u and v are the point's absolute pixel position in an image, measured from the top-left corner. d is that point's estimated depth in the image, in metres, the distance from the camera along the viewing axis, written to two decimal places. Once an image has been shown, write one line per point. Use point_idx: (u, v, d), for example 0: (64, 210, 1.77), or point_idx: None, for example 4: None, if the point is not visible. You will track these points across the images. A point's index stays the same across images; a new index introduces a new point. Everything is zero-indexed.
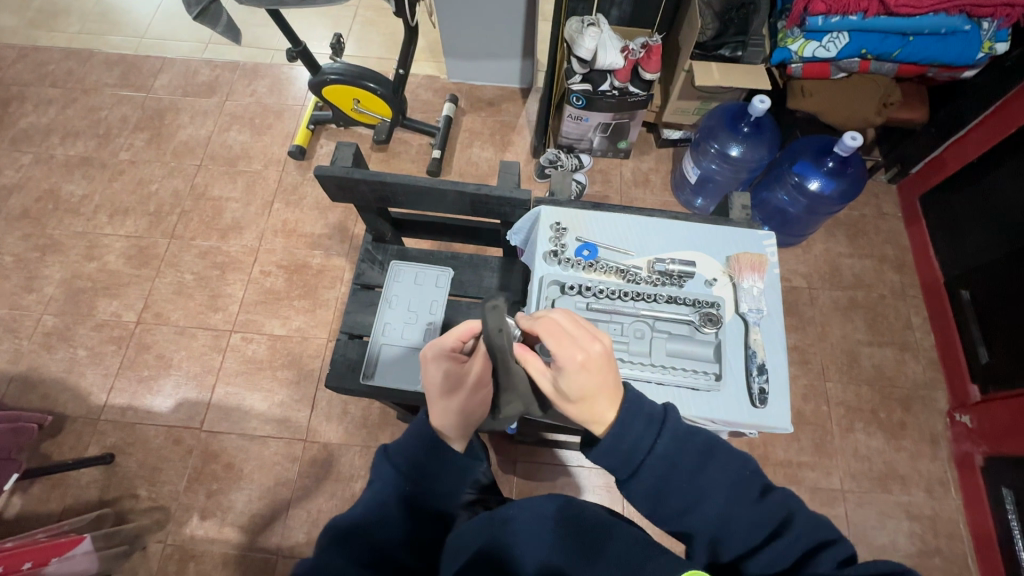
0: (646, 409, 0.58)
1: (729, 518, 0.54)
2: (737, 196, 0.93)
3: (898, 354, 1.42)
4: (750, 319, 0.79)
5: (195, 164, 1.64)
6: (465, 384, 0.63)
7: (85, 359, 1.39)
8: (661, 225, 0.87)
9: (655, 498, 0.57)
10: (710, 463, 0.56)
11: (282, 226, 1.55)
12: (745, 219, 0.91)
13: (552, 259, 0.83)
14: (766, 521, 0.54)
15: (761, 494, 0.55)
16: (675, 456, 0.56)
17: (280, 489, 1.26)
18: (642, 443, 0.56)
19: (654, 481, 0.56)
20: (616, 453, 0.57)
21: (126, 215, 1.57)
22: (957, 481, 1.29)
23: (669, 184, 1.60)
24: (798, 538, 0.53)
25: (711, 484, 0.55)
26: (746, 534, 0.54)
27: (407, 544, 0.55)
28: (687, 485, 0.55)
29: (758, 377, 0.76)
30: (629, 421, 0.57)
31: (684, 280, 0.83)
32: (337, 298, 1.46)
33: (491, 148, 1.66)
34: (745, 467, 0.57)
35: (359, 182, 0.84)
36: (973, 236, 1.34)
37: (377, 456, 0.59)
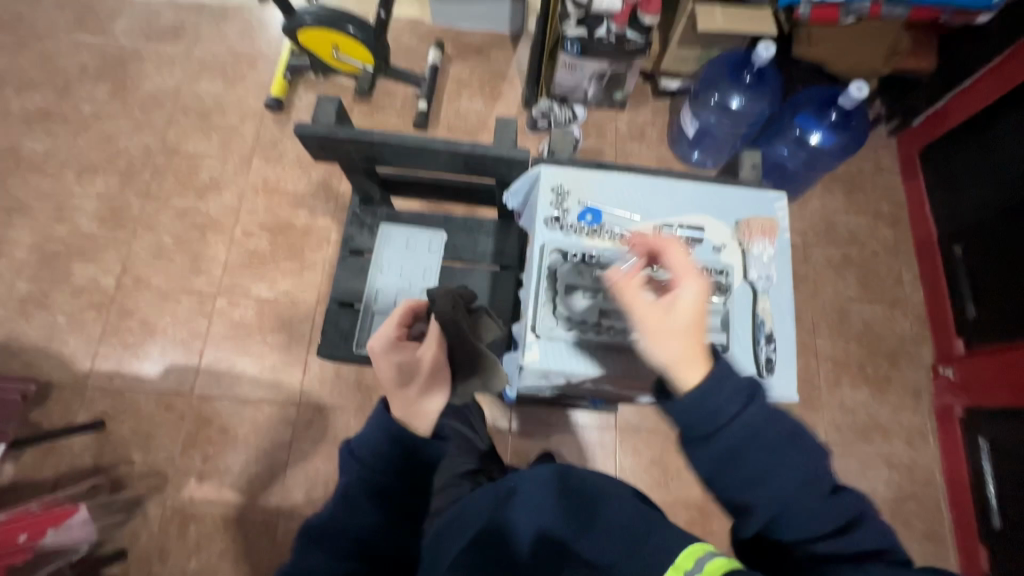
0: (740, 380, 0.59)
1: (789, 501, 0.56)
2: (747, 154, 0.89)
3: (887, 311, 1.44)
4: (759, 286, 0.81)
5: (165, 118, 1.54)
6: (420, 370, 0.66)
7: (66, 326, 1.35)
8: (669, 187, 0.85)
9: (720, 464, 0.58)
10: (792, 448, 0.57)
11: (263, 184, 1.47)
12: (754, 179, 0.89)
13: (554, 226, 0.81)
14: (827, 512, 0.56)
15: (831, 489, 0.58)
16: (756, 428, 0.57)
17: (276, 451, 1.26)
18: (728, 410, 0.57)
19: (728, 448, 0.57)
20: (699, 414, 0.58)
21: (95, 174, 1.48)
22: (936, 431, 1.33)
23: (665, 137, 1.55)
24: (857, 540, 0.55)
25: (789, 466, 0.56)
26: (805, 521, 0.56)
27: (382, 531, 0.59)
28: (765, 460, 0.57)
29: (766, 345, 0.79)
30: (720, 385, 0.58)
31: (693, 247, 0.83)
32: (325, 260, 1.41)
33: (481, 99, 1.57)
34: (825, 459, 0.58)
35: (345, 142, 0.79)
36: (971, 191, 1.33)
37: (342, 451, 0.62)
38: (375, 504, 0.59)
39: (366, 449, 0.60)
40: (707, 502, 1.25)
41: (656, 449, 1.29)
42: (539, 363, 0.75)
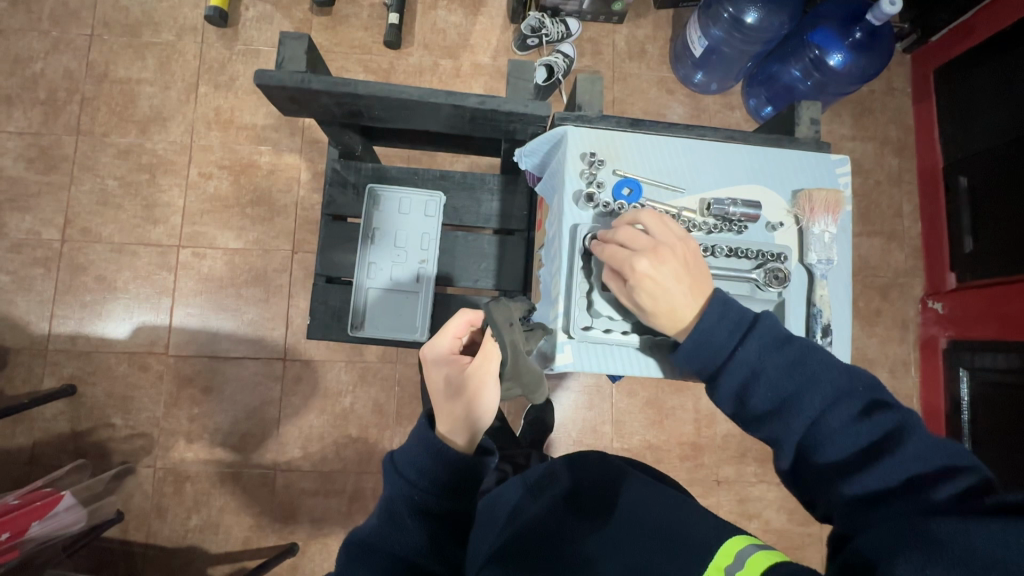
0: (735, 311, 0.59)
1: (819, 431, 0.51)
2: (806, 106, 0.76)
3: (884, 244, 1.42)
4: (817, 271, 0.72)
5: (86, 34, 1.29)
6: (467, 387, 0.59)
7: (11, 285, 1.21)
8: (717, 153, 0.74)
9: (739, 399, 0.57)
10: (805, 368, 0.54)
11: (215, 115, 1.29)
12: (812, 139, 0.77)
13: (585, 203, 0.71)
14: (869, 435, 0.49)
15: (867, 412, 0.51)
16: (760, 358, 0.56)
17: (265, 408, 1.22)
18: (726, 342, 0.57)
19: (740, 382, 0.56)
20: (698, 351, 0.59)
21: (11, 105, 1.26)
22: (919, 361, 1.38)
23: (667, 55, 1.39)
24: (906, 461, 0.47)
25: (811, 390, 0.52)
26: (840, 448, 0.50)
27: (431, 551, 0.53)
28: (778, 385, 0.54)
29: (820, 338, 0.71)
30: (709, 316, 0.59)
31: (745, 226, 0.73)
32: (297, 203, 1.28)
33: (460, 9, 1.37)
34: (857, 381, 0.52)
35: (319, 93, 0.65)
36: (983, 116, 1.24)
37: (384, 466, 0.57)
38: (422, 522, 0.54)
39: (413, 465, 0.56)
40: (699, 438, 1.29)
41: (651, 390, 1.30)
42: (571, 365, 0.70)
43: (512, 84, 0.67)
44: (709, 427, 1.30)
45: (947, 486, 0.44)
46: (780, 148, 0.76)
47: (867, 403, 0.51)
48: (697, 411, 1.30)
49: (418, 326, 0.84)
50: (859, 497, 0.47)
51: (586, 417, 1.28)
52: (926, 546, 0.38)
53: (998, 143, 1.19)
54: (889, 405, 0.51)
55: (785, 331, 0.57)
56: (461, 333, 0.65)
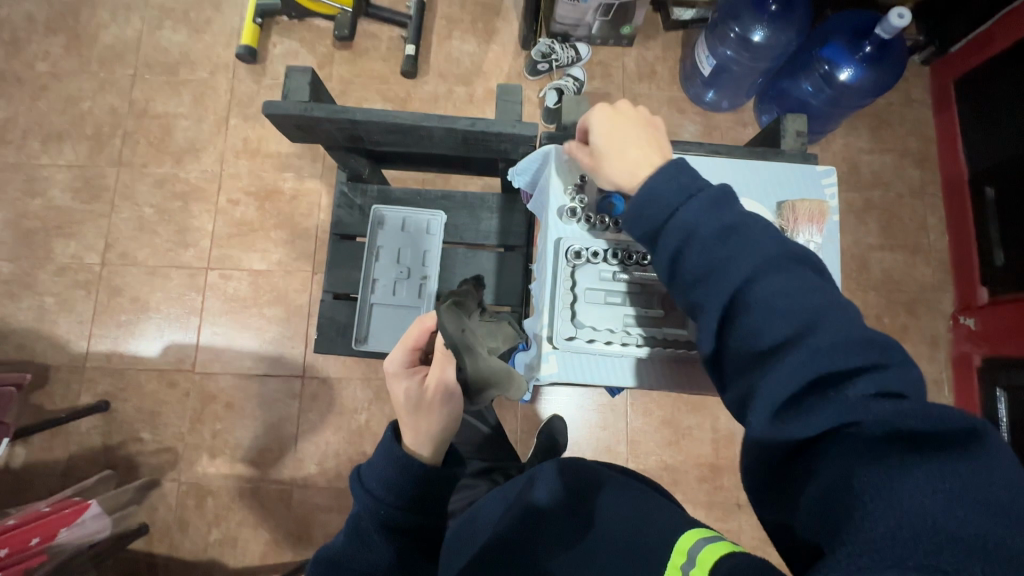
0: (684, 180, 0.54)
1: (748, 297, 0.46)
2: (791, 119, 0.78)
3: (909, 258, 1.37)
4: None
5: (129, 75, 1.40)
6: (426, 401, 0.58)
7: (55, 306, 1.30)
8: (703, 165, 0.75)
9: (671, 265, 0.53)
10: (744, 238, 0.49)
11: (244, 145, 1.37)
12: (798, 150, 0.78)
13: (569, 217, 0.74)
14: (802, 314, 0.44)
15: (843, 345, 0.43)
16: (701, 225, 0.51)
17: (284, 424, 1.26)
18: (667, 204, 0.54)
19: (673, 245, 0.53)
20: (642, 211, 0.55)
21: (62, 141, 1.37)
22: (951, 380, 1.31)
23: (677, 76, 1.41)
24: (828, 345, 0.42)
25: (761, 285, 0.47)
26: (769, 321, 0.45)
27: (397, 567, 0.55)
28: (712, 249, 0.50)
29: None
30: (659, 178, 0.56)
31: None
32: (318, 226, 1.34)
33: (473, 39, 1.42)
34: (820, 297, 0.45)
35: (322, 120, 0.69)
36: (1007, 125, 1.21)
37: (352, 480, 0.58)
38: (390, 541, 0.55)
39: (380, 483, 0.56)
40: (718, 459, 1.26)
41: (667, 408, 1.28)
42: (557, 375, 0.70)
43: (501, 107, 0.70)
44: (727, 448, 1.26)
45: (869, 392, 0.40)
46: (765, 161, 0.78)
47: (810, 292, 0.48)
48: (714, 431, 1.27)
49: None
50: (765, 425, 0.42)
51: (599, 436, 1.27)
52: (854, 514, 0.35)
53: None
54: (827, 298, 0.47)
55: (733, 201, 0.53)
56: (418, 341, 0.61)
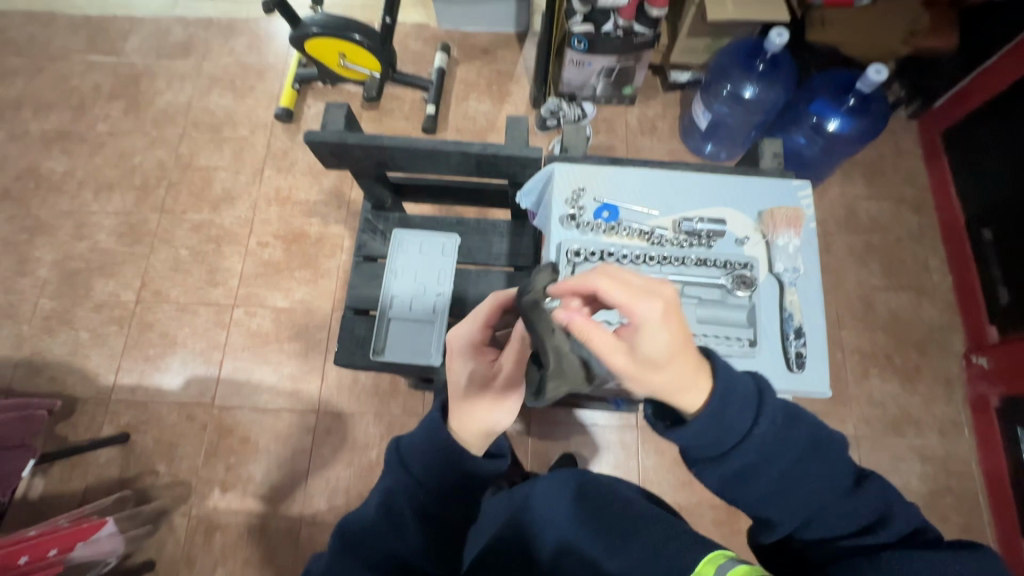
0: (744, 387, 0.49)
1: (812, 501, 0.50)
2: (768, 142, 0.84)
3: (915, 298, 1.38)
4: (785, 279, 0.74)
5: (178, 133, 1.56)
6: (491, 381, 0.60)
7: (89, 341, 1.37)
8: (687, 179, 0.80)
9: (734, 481, 0.51)
10: (814, 453, 0.50)
11: (276, 193, 1.49)
12: (777, 169, 0.83)
13: (569, 223, 0.76)
14: (861, 512, 0.49)
15: (857, 485, 0.51)
16: (772, 446, 0.49)
17: (297, 459, 1.27)
18: (740, 427, 0.48)
19: (742, 467, 0.50)
20: (708, 437, 0.48)
21: (112, 191, 1.51)
22: (971, 422, 1.28)
23: (677, 130, 1.52)
24: (889, 532, 0.48)
25: (808, 469, 0.50)
26: (834, 519, 0.50)
27: (426, 555, 0.54)
28: (782, 473, 0.49)
29: (794, 340, 0.72)
30: (728, 408, 0.48)
31: (714, 240, 0.77)
32: (339, 267, 1.42)
33: (488, 100, 1.57)
34: (841, 455, 0.51)
35: (354, 147, 0.78)
36: (998, 170, 1.27)
37: (391, 451, 0.59)
38: (423, 525, 0.54)
39: (417, 460, 0.57)
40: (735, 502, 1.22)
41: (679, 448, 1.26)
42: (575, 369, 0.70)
43: (509, 134, 0.79)
44: None
45: (902, 534, 0.48)
46: (748, 176, 0.81)
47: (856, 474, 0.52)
48: None
49: (432, 353, 0.88)
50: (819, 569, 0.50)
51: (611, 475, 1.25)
52: None
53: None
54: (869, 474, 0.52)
55: (793, 406, 0.51)
56: (489, 319, 0.63)
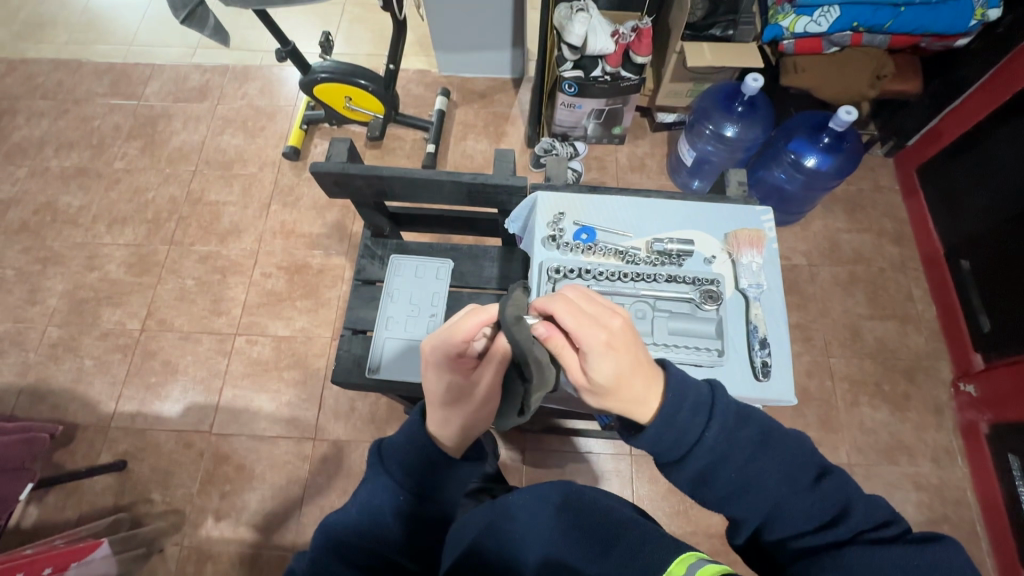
0: (693, 391, 0.55)
1: (775, 502, 0.52)
2: (733, 173, 0.91)
3: (900, 327, 1.42)
4: (750, 294, 0.78)
5: (190, 170, 1.64)
6: (468, 396, 0.62)
7: (92, 369, 1.40)
8: (659, 205, 0.86)
9: (699, 482, 0.55)
10: (767, 451, 0.53)
11: (281, 227, 1.55)
12: (741, 196, 0.89)
13: (550, 244, 0.81)
14: (824, 508, 0.51)
15: (816, 481, 0.53)
16: (725, 446, 0.53)
17: (291, 487, 1.27)
18: (692, 431, 0.54)
19: (702, 468, 0.54)
20: (662, 442, 0.54)
21: (124, 224, 1.57)
22: (963, 449, 1.29)
23: (664, 167, 1.60)
24: (854, 526, 0.50)
25: (763, 467, 0.53)
26: (799, 518, 0.51)
27: (405, 550, 0.57)
28: (739, 474, 0.53)
29: (759, 351, 0.75)
30: (679, 413, 0.54)
31: (683, 259, 0.82)
32: (340, 297, 1.46)
33: (485, 139, 1.66)
34: (796, 452, 0.54)
35: (355, 177, 0.84)
36: (972, 204, 1.33)
37: (372, 453, 0.62)
38: (403, 523, 0.58)
39: (398, 461, 0.60)
40: (730, 531, 1.22)
41: None
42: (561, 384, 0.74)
43: (497, 165, 0.86)
44: None
45: (870, 529, 0.49)
46: (715, 204, 0.87)
47: (816, 471, 0.54)
48: None
49: None
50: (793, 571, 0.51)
51: None
52: None
53: (999, 223, 1.25)
54: (831, 470, 0.53)
55: (743, 407, 0.55)
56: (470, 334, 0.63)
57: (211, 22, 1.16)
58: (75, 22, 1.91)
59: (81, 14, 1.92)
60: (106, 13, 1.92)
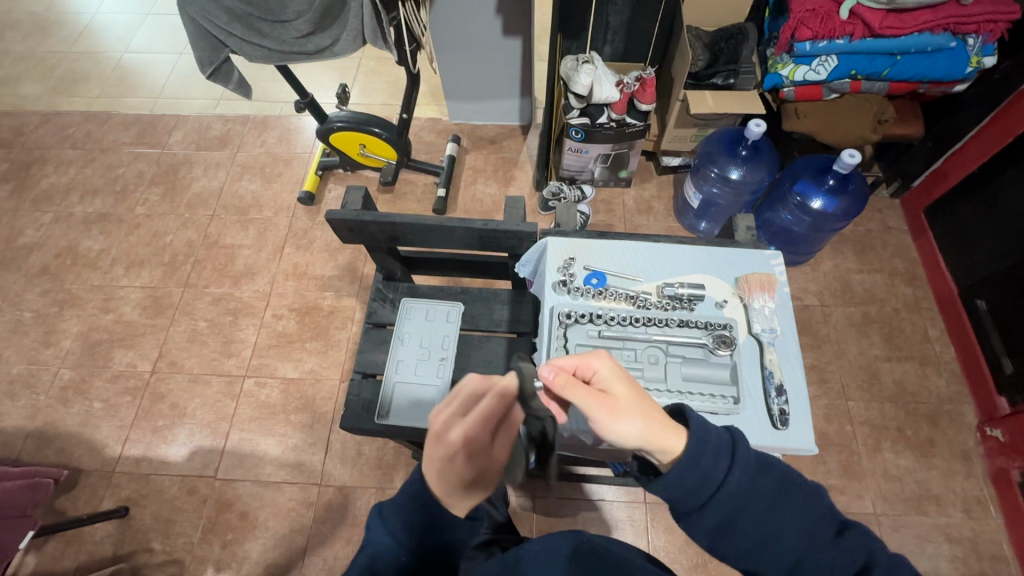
0: (715, 435, 0.53)
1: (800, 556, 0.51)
2: (741, 218, 0.92)
3: (919, 369, 1.38)
4: (764, 339, 0.77)
5: (208, 215, 1.69)
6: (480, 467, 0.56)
7: (101, 412, 1.39)
8: (669, 250, 0.86)
9: (717, 534, 0.52)
10: (786, 502, 0.52)
11: (293, 269, 1.57)
12: (751, 241, 0.90)
13: (561, 289, 0.81)
14: (848, 564, 0.50)
15: (835, 536, 0.51)
16: (745, 495, 0.51)
17: (295, 536, 1.23)
18: (714, 476, 0.51)
19: (722, 519, 0.52)
20: (679, 489, 0.52)
21: (142, 267, 1.61)
22: (995, 499, 1.23)
23: (671, 210, 1.61)
24: None
25: (784, 519, 0.51)
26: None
27: None
28: (759, 524, 0.51)
29: (777, 398, 0.73)
30: (701, 456, 0.52)
31: (695, 303, 0.82)
32: (349, 338, 1.47)
33: (495, 183, 1.70)
34: (816, 504, 0.52)
35: (369, 224, 0.86)
36: (983, 243, 1.33)
37: (372, 515, 0.60)
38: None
39: (401, 522, 0.58)
40: None
41: None
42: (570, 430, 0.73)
43: (507, 212, 0.87)
44: None
45: None
46: (724, 247, 0.88)
47: (838, 525, 0.52)
48: None
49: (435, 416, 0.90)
50: None
51: None
52: None
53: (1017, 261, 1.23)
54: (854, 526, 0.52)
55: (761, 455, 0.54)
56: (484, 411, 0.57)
57: (235, 76, 1.22)
58: (108, 77, 2.03)
59: (114, 70, 2.05)
60: (137, 69, 2.04)
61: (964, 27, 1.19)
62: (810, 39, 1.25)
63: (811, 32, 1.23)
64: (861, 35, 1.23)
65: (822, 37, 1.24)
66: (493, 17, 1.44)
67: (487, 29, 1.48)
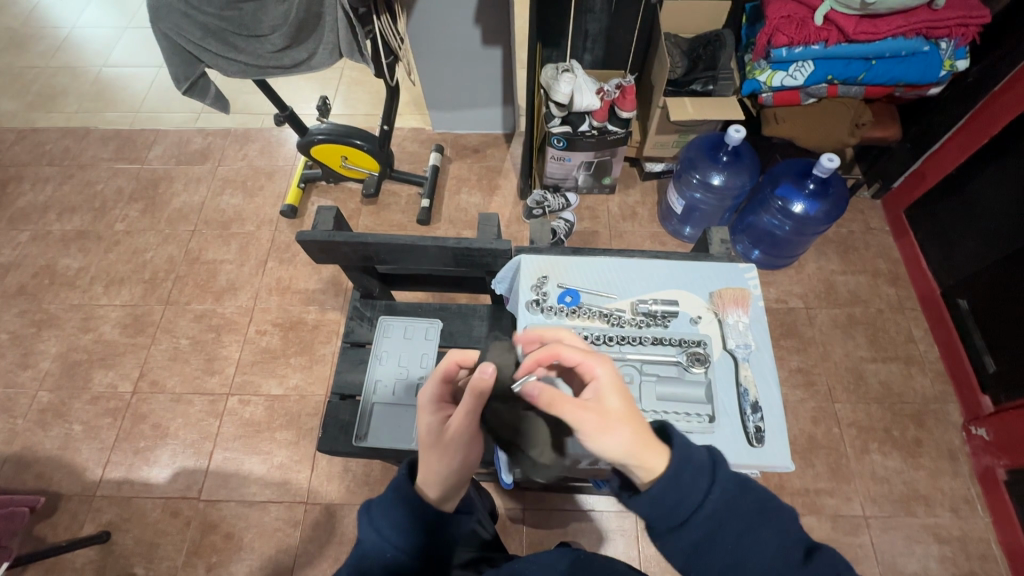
0: (697, 456, 0.52)
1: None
2: (716, 230, 0.92)
3: (904, 369, 1.39)
4: (738, 354, 0.77)
5: (189, 230, 1.67)
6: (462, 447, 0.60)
7: (81, 435, 1.37)
8: (643, 266, 0.86)
9: (694, 555, 0.52)
10: (763, 524, 0.52)
11: (276, 284, 1.56)
12: (726, 253, 0.90)
13: (535, 308, 0.81)
14: None
15: (806, 558, 0.52)
16: (725, 514, 0.51)
17: (282, 557, 1.21)
18: (693, 496, 0.51)
19: (698, 539, 0.51)
20: (660, 508, 0.51)
21: (122, 285, 1.58)
22: (982, 497, 1.23)
23: (656, 216, 1.61)
24: None
25: (760, 538, 0.51)
26: None
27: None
28: (733, 546, 0.51)
29: (752, 415, 0.73)
30: (681, 476, 0.51)
31: (669, 319, 0.81)
32: (334, 351, 1.45)
33: (478, 192, 1.69)
34: (789, 526, 0.53)
35: (342, 244, 0.86)
36: (964, 244, 1.34)
37: (361, 516, 0.56)
38: None
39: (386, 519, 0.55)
40: None
41: None
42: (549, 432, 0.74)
43: (482, 230, 0.89)
44: None
45: None
46: (698, 262, 0.88)
47: (806, 546, 0.53)
48: None
49: (413, 436, 0.89)
50: None
51: None
52: None
53: (999, 257, 1.23)
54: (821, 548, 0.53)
55: (743, 476, 0.54)
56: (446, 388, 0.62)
57: (212, 91, 1.20)
58: (85, 91, 2.00)
59: (92, 84, 2.02)
60: (116, 83, 2.02)
61: (936, 31, 1.21)
62: (786, 45, 1.26)
63: (787, 39, 1.25)
64: (836, 40, 1.24)
65: (798, 43, 1.25)
66: (473, 28, 1.44)
67: (466, 39, 1.48)
